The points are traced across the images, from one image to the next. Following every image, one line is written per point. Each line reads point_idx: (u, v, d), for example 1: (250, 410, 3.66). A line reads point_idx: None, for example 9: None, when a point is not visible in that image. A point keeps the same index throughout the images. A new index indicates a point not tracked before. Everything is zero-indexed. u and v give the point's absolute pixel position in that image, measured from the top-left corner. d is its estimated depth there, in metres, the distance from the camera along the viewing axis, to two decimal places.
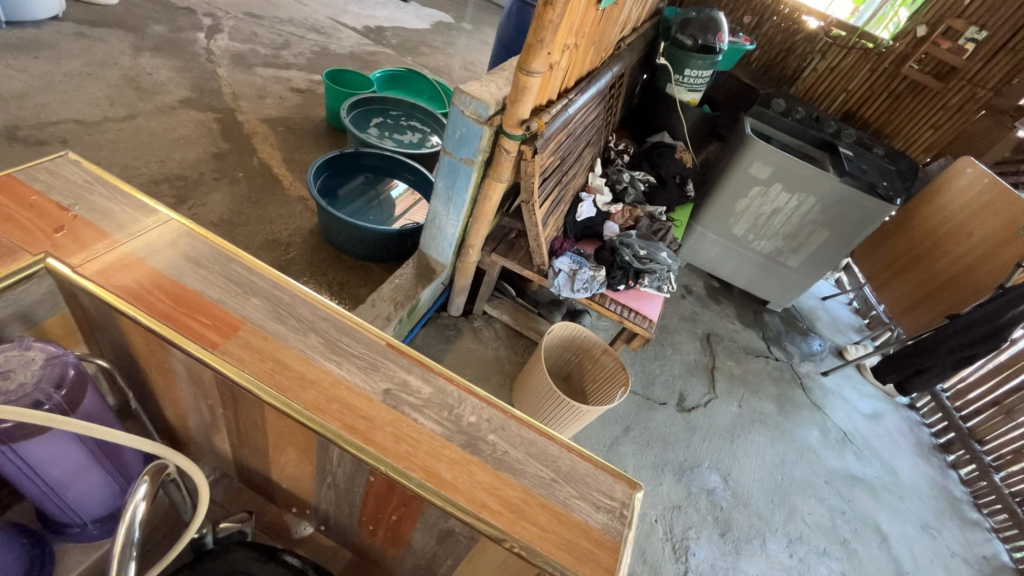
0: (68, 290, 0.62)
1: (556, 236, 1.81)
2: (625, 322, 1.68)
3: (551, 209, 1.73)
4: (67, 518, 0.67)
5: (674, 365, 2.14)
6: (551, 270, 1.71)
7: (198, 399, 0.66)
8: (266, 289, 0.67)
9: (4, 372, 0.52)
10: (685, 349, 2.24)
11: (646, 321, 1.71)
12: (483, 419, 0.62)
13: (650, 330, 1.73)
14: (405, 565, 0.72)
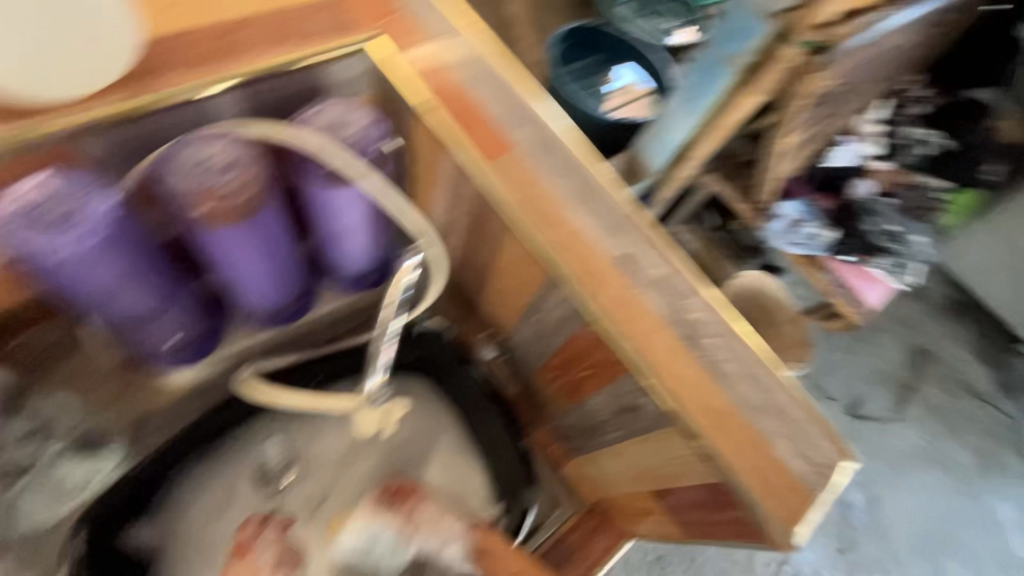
0: (376, 72, 0.67)
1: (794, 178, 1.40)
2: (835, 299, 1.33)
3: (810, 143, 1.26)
4: (334, 268, 0.76)
5: (865, 365, 1.69)
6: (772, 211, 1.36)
7: (448, 206, 0.71)
8: (536, 116, 0.65)
9: (339, 124, 0.58)
10: (885, 352, 1.72)
11: (862, 304, 1.35)
12: (710, 319, 0.58)
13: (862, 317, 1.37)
14: (568, 418, 0.76)
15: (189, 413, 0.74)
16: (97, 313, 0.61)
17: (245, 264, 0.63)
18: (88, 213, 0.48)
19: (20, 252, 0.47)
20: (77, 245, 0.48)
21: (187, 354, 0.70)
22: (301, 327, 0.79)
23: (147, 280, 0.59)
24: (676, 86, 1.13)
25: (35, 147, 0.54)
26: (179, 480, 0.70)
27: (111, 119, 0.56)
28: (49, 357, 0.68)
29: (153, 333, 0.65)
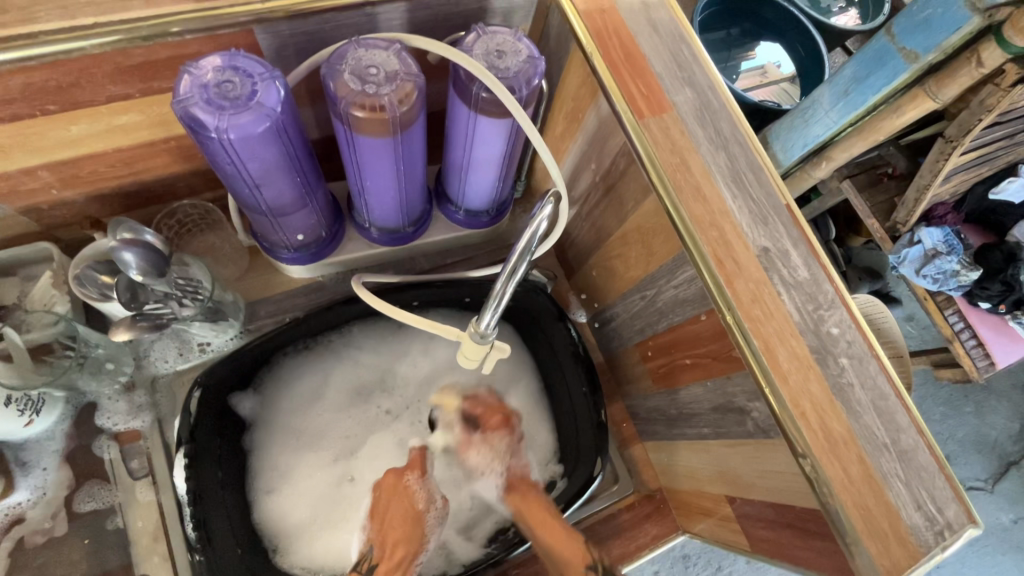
0: (545, 4, 0.64)
1: (941, 201, 1.12)
2: (953, 348, 1.12)
3: (979, 163, 1.01)
4: (453, 197, 0.75)
5: (965, 427, 1.38)
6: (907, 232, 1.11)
7: (584, 161, 0.69)
8: (701, 85, 0.61)
9: (499, 54, 0.55)
10: (1000, 425, 1.39)
11: (991, 366, 1.10)
12: (844, 338, 0.54)
13: (986, 377, 1.11)
14: (648, 402, 0.74)
15: (297, 306, 0.78)
16: (238, 202, 0.64)
17: (377, 179, 0.63)
18: (258, 99, 0.49)
19: (192, 128, 0.49)
20: (242, 130, 0.49)
21: (313, 250, 0.73)
22: (409, 249, 0.79)
23: (294, 176, 0.60)
24: (830, 77, 0.91)
25: (233, 24, 0.53)
26: (280, 361, 0.74)
27: (301, 7, 0.54)
28: (196, 229, 0.76)
29: (283, 228, 0.68)
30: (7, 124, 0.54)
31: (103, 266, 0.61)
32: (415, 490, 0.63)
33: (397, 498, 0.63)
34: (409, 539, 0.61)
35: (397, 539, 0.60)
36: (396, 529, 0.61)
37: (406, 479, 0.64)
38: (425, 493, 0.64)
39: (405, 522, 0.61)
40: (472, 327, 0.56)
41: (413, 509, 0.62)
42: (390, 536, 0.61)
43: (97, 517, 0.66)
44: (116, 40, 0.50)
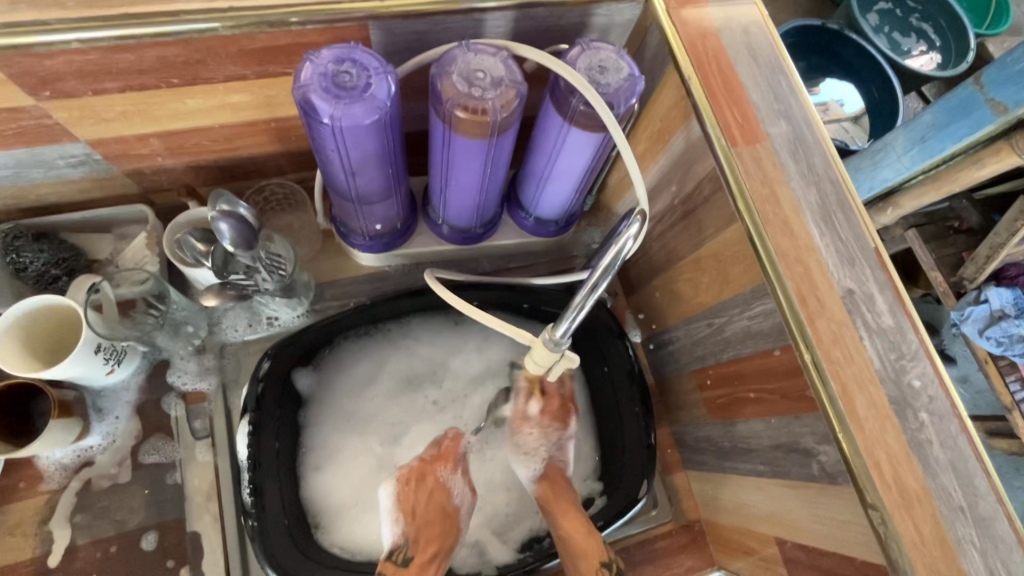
0: (644, 24, 0.65)
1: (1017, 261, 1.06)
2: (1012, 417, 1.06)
3: None
4: (526, 204, 0.76)
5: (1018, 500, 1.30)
6: (973, 290, 1.05)
7: (664, 182, 0.69)
8: (796, 119, 0.61)
9: (600, 70, 0.56)
10: None
11: None
12: (926, 393, 0.52)
13: None
14: (699, 431, 0.73)
15: (362, 293, 0.81)
16: (328, 186, 0.67)
17: (462, 178, 0.65)
18: (371, 92, 0.51)
19: (306, 112, 0.52)
20: (352, 120, 0.52)
21: (387, 239, 0.75)
22: (476, 250, 0.80)
23: (386, 168, 0.62)
24: (907, 122, 0.88)
25: (350, 19, 0.56)
26: (341, 343, 0.76)
27: (414, 8, 0.56)
28: (278, 207, 0.79)
29: (364, 216, 0.71)
30: (134, 93, 0.58)
31: (198, 234, 0.64)
32: (448, 487, 0.66)
33: (431, 494, 0.65)
34: (445, 529, 0.63)
35: (433, 534, 0.62)
36: (429, 528, 0.63)
37: (439, 473, 0.67)
38: (455, 488, 0.67)
39: (438, 518, 0.64)
40: (548, 332, 0.56)
41: (447, 503, 0.65)
42: (425, 529, 0.63)
43: (159, 470, 0.70)
44: (244, 25, 0.53)
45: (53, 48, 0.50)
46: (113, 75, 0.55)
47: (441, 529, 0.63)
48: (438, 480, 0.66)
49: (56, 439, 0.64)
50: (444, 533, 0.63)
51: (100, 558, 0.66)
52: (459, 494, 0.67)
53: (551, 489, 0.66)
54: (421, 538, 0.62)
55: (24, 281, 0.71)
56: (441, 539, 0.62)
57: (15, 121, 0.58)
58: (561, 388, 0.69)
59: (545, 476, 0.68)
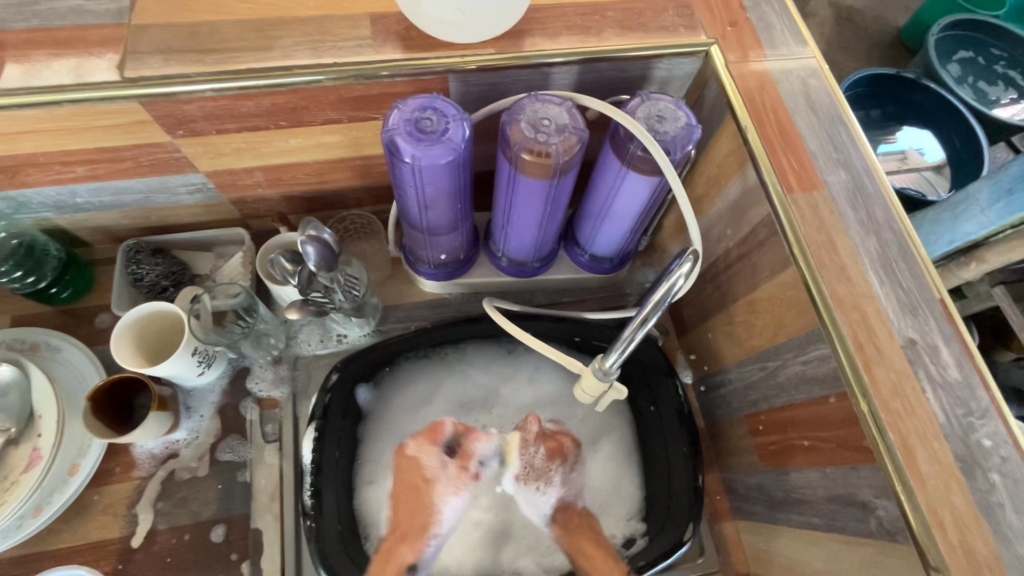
0: (704, 76, 0.68)
1: None
2: None
3: None
4: (582, 241, 0.80)
5: None
6: None
7: (720, 224, 0.71)
8: (857, 169, 0.61)
9: (658, 120, 0.60)
10: None
11: None
12: (999, 454, 0.50)
13: None
14: (749, 478, 0.71)
15: (423, 317, 0.86)
16: (402, 218, 0.73)
17: (524, 216, 0.70)
18: (448, 135, 0.58)
19: (391, 153, 0.59)
20: (430, 159, 0.58)
21: (450, 268, 0.81)
22: (533, 283, 0.84)
23: (454, 204, 0.69)
24: (994, 173, 0.79)
25: (433, 72, 0.63)
26: (400, 363, 0.81)
27: (489, 63, 0.63)
28: (355, 236, 0.86)
29: (431, 246, 0.77)
30: (248, 133, 0.68)
31: (288, 255, 0.72)
32: (423, 466, 0.74)
33: (408, 473, 0.74)
34: (427, 506, 0.72)
35: (413, 514, 0.72)
36: (406, 506, 0.72)
37: (414, 450, 0.75)
38: (431, 463, 0.74)
39: (408, 494, 0.73)
40: (596, 362, 0.59)
41: (423, 477, 0.73)
42: (404, 511, 0.72)
43: (232, 467, 0.76)
44: (345, 78, 0.62)
45: (191, 96, 0.61)
46: (233, 118, 0.65)
47: (419, 517, 0.72)
48: (410, 458, 0.74)
49: (152, 429, 0.71)
50: (426, 510, 0.72)
51: (175, 544, 0.72)
52: (433, 465, 0.74)
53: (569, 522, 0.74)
54: (404, 521, 0.72)
55: (138, 289, 0.82)
56: (411, 526, 0.71)
57: (151, 154, 0.69)
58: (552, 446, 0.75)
59: (557, 518, 0.74)
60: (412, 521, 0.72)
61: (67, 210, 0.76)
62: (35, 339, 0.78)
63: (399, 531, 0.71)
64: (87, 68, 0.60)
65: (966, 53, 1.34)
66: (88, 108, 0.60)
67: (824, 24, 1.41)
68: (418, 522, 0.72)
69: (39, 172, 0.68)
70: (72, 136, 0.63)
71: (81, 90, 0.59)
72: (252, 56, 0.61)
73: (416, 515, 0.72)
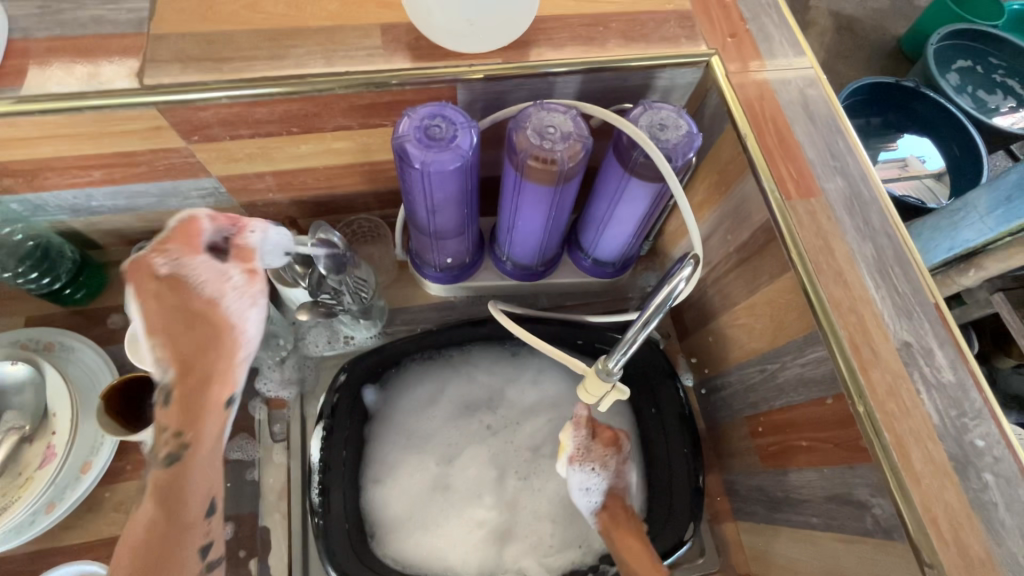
0: (704, 85, 0.70)
1: None
2: None
3: None
4: (585, 246, 0.82)
5: None
6: None
7: (720, 230, 0.72)
8: (853, 176, 0.63)
9: (660, 128, 0.62)
10: None
11: None
12: (992, 454, 0.51)
13: None
14: (749, 479, 0.72)
15: (429, 319, 0.88)
16: (409, 222, 0.75)
17: (528, 221, 0.72)
18: (456, 142, 0.60)
19: (400, 158, 0.61)
20: (439, 165, 0.60)
21: (456, 271, 0.82)
22: (536, 287, 0.86)
23: (461, 209, 0.70)
24: (992, 180, 0.80)
25: (441, 81, 0.65)
26: (406, 365, 0.83)
27: (496, 73, 0.65)
28: (364, 239, 0.87)
29: (437, 250, 0.79)
30: (260, 139, 0.70)
31: (296, 258, 0.72)
32: (167, 270, 0.60)
33: (160, 299, 0.59)
34: (214, 346, 0.61)
35: (185, 339, 0.59)
36: (184, 336, 0.60)
37: (156, 261, 0.60)
38: (192, 271, 0.60)
39: (179, 319, 0.59)
40: (600, 363, 0.61)
41: (191, 291, 0.60)
42: (177, 340, 0.59)
43: (240, 466, 0.78)
44: (356, 86, 0.64)
45: (207, 103, 0.62)
46: (247, 124, 0.67)
47: (201, 444, 0.60)
48: (161, 275, 0.60)
49: None
50: (218, 341, 0.61)
51: None
52: (214, 284, 0.62)
53: (612, 520, 0.69)
54: (173, 348, 0.59)
55: None
56: (199, 442, 0.60)
57: (166, 159, 0.71)
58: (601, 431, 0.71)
59: (606, 506, 0.70)
60: (209, 424, 0.61)
61: (82, 213, 0.78)
62: (48, 340, 0.80)
63: (175, 352, 0.59)
64: (107, 76, 0.62)
65: (965, 62, 1.36)
66: (107, 115, 0.62)
67: (824, 33, 1.43)
68: (209, 359, 0.61)
69: (57, 176, 0.70)
70: (90, 141, 0.65)
71: (101, 97, 0.61)
72: (266, 65, 0.63)
73: (211, 433, 0.61)
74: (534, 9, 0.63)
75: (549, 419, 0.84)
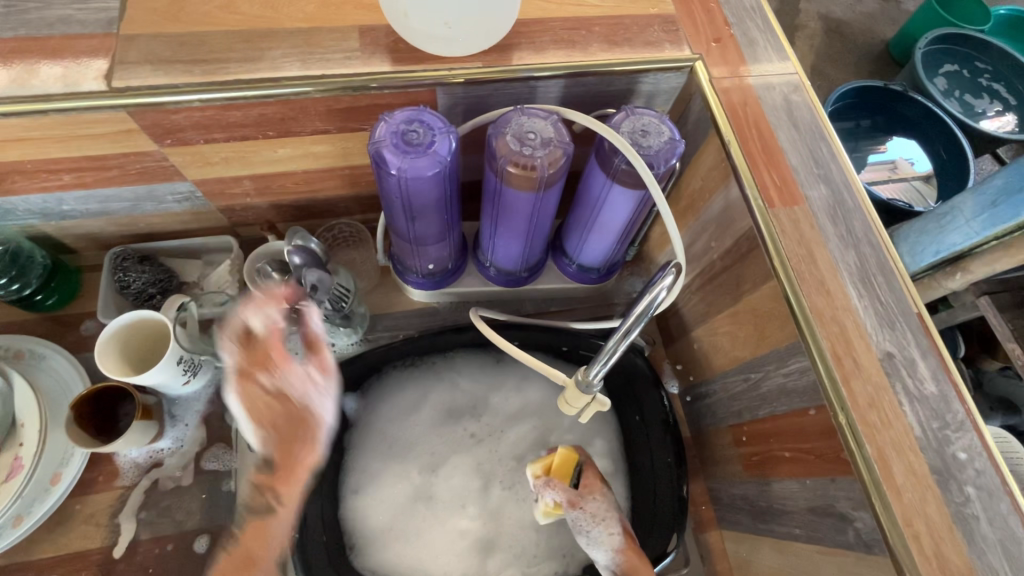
0: (688, 90, 0.69)
1: None
2: None
3: None
4: (569, 251, 0.81)
5: None
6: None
7: (704, 236, 0.72)
8: (837, 183, 0.62)
9: (642, 135, 0.61)
10: None
11: None
12: (973, 465, 0.50)
13: None
14: (733, 489, 0.71)
15: (412, 325, 0.86)
16: (389, 227, 0.74)
17: (510, 227, 0.71)
18: (434, 148, 0.58)
19: (377, 164, 0.59)
20: (417, 171, 0.59)
21: (438, 277, 0.81)
22: (520, 293, 0.85)
23: (441, 215, 0.69)
24: (978, 184, 0.80)
25: (421, 85, 0.64)
26: (388, 372, 0.81)
27: (476, 76, 0.64)
28: (345, 244, 0.86)
29: (419, 255, 0.77)
30: (236, 142, 0.68)
31: (275, 265, 0.72)
32: (263, 381, 0.63)
33: (269, 403, 0.63)
34: (305, 438, 0.64)
35: (291, 436, 0.63)
36: (287, 432, 0.63)
37: (256, 378, 0.63)
38: (294, 379, 0.64)
39: (281, 428, 0.63)
40: (580, 374, 0.60)
41: (285, 396, 0.63)
42: (275, 437, 0.63)
43: (216, 477, 0.76)
44: (333, 89, 0.62)
45: (179, 106, 0.61)
46: (221, 128, 0.65)
47: (274, 554, 0.62)
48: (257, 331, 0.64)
49: (135, 438, 0.71)
50: (308, 438, 0.64)
51: (157, 554, 0.72)
52: (300, 382, 0.64)
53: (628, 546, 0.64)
54: (282, 454, 0.62)
55: (125, 297, 0.82)
56: (265, 558, 0.61)
57: (139, 163, 0.69)
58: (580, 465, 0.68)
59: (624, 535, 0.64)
60: (276, 541, 0.62)
61: (53, 218, 0.76)
62: (18, 347, 0.77)
63: (253, 402, 0.63)
64: (74, 77, 0.60)
65: (952, 66, 1.36)
66: (74, 117, 0.60)
67: (813, 37, 1.43)
68: (300, 444, 0.63)
69: (25, 179, 0.68)
70: (58, 144, 0.63)
71: (68, 100, 0.59)
72: (240, 67, 0.62)
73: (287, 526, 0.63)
74: (516, 12, 0.62)
75: (532, 426, 0.83)
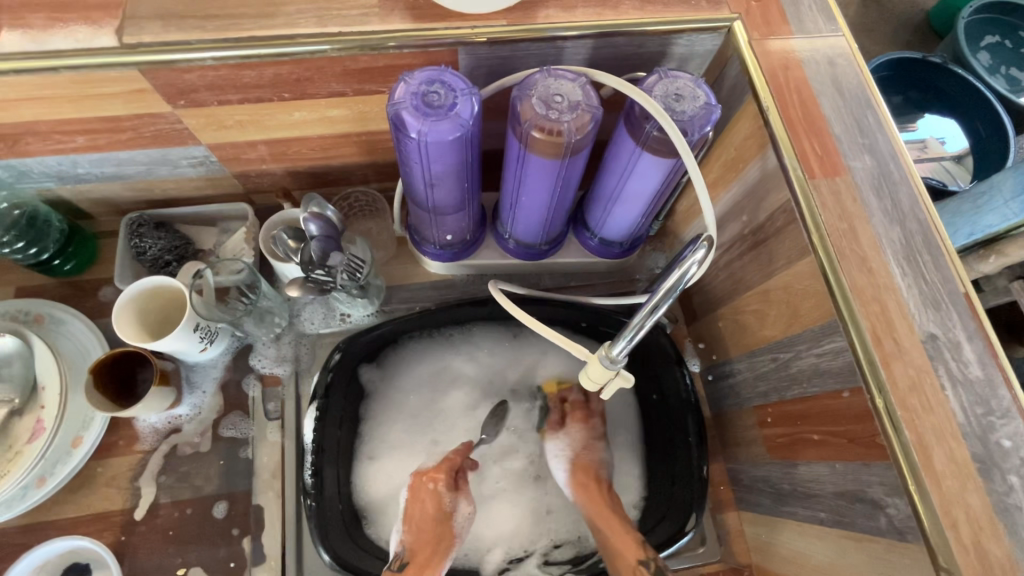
0: (725, 54, 0.65)
1: None
2: None
3: None
4: (592, 224, 0.78)
5: None
6: None
7: (732, 210, 0.69)
8: (883, 154, 0.59)
9: (676, 99, 0.57)
10: None
11: None
12: (1019, 455, 0.48)
13: None
14: (754, 470, 0.70)
15: (428, 298, 0.85)
16: (407, 195, 0.71)
17: (532, 196, 0.68)
18: (456, 111, 0.56)
19: (396, 127, 0.57)
20: (437, 135, 0.56)
21: (457, 248, 0.79)
22: (539, 267, 0.83)
23: (461, 184, 0.67)
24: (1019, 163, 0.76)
25: (442, 44, 0.60)
26: (405, 343, 0.80)
27: (500, 35, 0.60)
28: (360, 215, 0.85)
29: (437, 226, 0.75)
30: (251, 105, 0.66)
31: (291, 232, 0.72)
32: (442, 495, 0.69)
33: (421, 503, 0.68)
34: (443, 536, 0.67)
35: (427, 540, 0.66)
36: (424, 533, 0.66)
37: (430, 484, 0.69)
38: (456, 506, 0.69)
39: (431, 527, 0.67)
40: (603, 350, 0.58)
41: (440, 510, 0.68)
42: (422, 539, 0.66)
43: (234, 444, 0.76)
44: (350, 48, 0.59)
45: (191, 64, 0.58)
46: (235, 89, 0.63)
47: None
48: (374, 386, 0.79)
49: (154, 404, 0.71)
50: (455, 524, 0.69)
51: (178, 518, 0.72)
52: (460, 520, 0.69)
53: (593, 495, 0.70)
54: (417, 546, 0.65)
55: (142, 263, 0.81)
56: None
57: (152, 125, 0.67)
58: (583, 398, 0.78)
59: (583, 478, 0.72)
60: None
61: (68, 181, 0.75)
62: (38, 312, 0.78)
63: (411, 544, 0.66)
64: (85, 33, 0.57)
65: (993, 37, 1.27)
66: (87, 75, 0.58)
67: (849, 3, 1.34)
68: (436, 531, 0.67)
69: (39, 141, 0.67)
70: (71, 104, 0.62)
71: (79, 57, 0.57)
72: (254, 23, 0.59)
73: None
74: None
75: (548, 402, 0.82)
